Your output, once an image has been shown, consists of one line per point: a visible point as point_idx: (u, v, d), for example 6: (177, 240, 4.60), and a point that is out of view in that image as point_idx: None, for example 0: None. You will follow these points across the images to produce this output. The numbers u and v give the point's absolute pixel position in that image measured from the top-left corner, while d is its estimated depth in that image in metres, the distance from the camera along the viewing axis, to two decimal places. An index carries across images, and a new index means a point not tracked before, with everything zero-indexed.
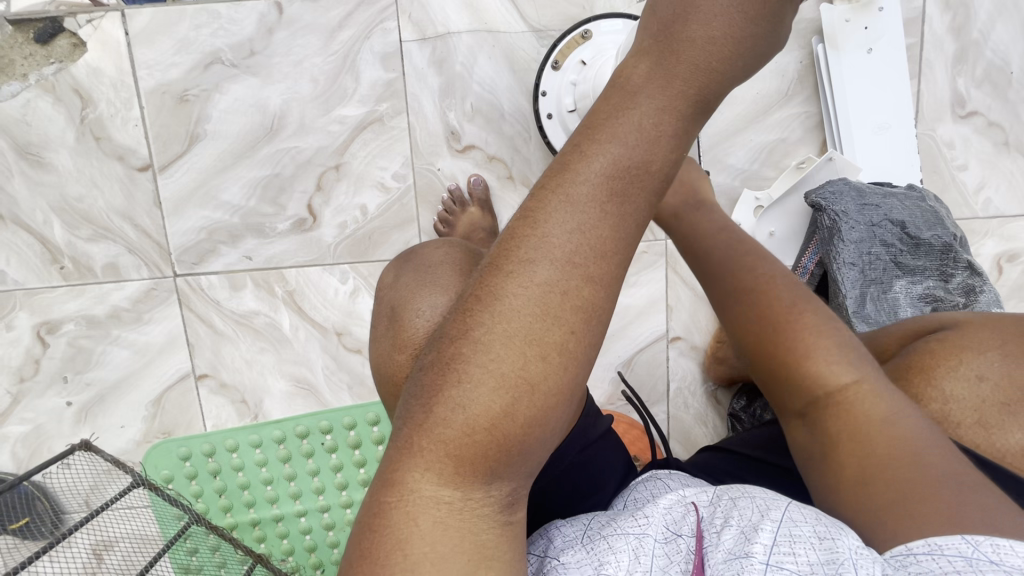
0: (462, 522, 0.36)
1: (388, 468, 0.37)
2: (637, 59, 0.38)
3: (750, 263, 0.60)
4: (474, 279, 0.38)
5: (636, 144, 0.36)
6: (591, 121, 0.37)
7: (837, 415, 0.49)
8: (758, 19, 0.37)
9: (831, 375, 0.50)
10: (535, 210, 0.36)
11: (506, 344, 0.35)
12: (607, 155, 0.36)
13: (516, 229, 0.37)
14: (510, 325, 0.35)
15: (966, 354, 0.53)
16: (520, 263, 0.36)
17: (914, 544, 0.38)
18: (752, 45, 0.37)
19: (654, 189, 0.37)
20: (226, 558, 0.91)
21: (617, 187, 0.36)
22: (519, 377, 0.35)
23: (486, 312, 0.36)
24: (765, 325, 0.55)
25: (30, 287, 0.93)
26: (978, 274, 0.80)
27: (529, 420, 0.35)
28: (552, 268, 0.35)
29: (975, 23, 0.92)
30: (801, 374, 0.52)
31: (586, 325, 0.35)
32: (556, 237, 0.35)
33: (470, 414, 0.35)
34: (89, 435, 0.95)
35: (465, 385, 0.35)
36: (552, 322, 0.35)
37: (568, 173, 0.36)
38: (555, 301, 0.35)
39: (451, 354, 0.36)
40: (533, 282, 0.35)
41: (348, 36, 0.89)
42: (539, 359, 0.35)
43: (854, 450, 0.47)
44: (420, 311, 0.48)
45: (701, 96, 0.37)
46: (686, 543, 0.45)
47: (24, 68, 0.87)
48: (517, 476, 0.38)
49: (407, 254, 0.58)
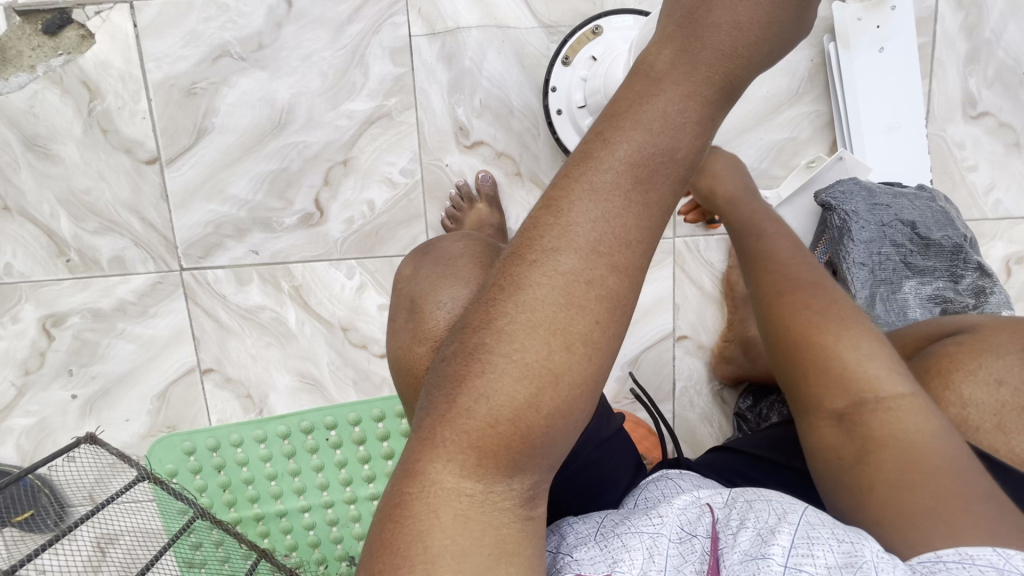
0: (484, 514, 0.36)
1: (409, 459, 0.37)
2: (660, 46, 0.37)
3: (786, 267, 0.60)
4: (497, 269, 0.38)
5: (661, 132, 0.35)
6: (614, 110, 0.37)
7: (885, 419, 0.47)
8: (783, 4, 0.36)
9: (879, 380, 0.48)
10: (559, 200, 0.36)
11: (529, 333, 0.35)
12: (632, 142, 0.35)
13: (539, 219, 0.37)
14: (534, 315, 0.35)
15: (985, 358, 0.53)
16: (544, 253, 0.35)
17: (942, 551, 0.38)
18: (777, 31, 0.37)
19: (678, 178, 0.36)
20: (229, 553, 0.91)
21: (641, 175, 0.35)
22: (543, 367, 0.34)
23: (509, 302, 0.35)
24: (809, 323, 0.52)
25: (36, 279, 0.93)
26: (988, 275, 0.80)
27: (552, 411, 0.35)
28: (577, 258, 0.35)
29: (988, 23, 0.92)
30: (846, 375, 0.49)
31: (610, 316, 0.35)
32: (579, 225, 0.35)
33: (493, 403, 0.35)
34: (93, 429, 0.95)
35: (488, 374, 0.35)
36: (577, 313, 0.35)
37: (591, 161, 0.36)
38: (579, 291, 0.35)
39: (474, 344, 0.36)
40: (557, 271, 0.35)
41: (357, 31, 0.89)
42: (563, 349, 0.35)
43: (899, 456, 0.45)
44: (440, 302, 0.48)
45: (726, 82, 0.37)
46: (701, 544, 0.44)
47: (32, 60, 0.87)
48: (539, 468, 0.37)
49: (425, 247, 0.58)
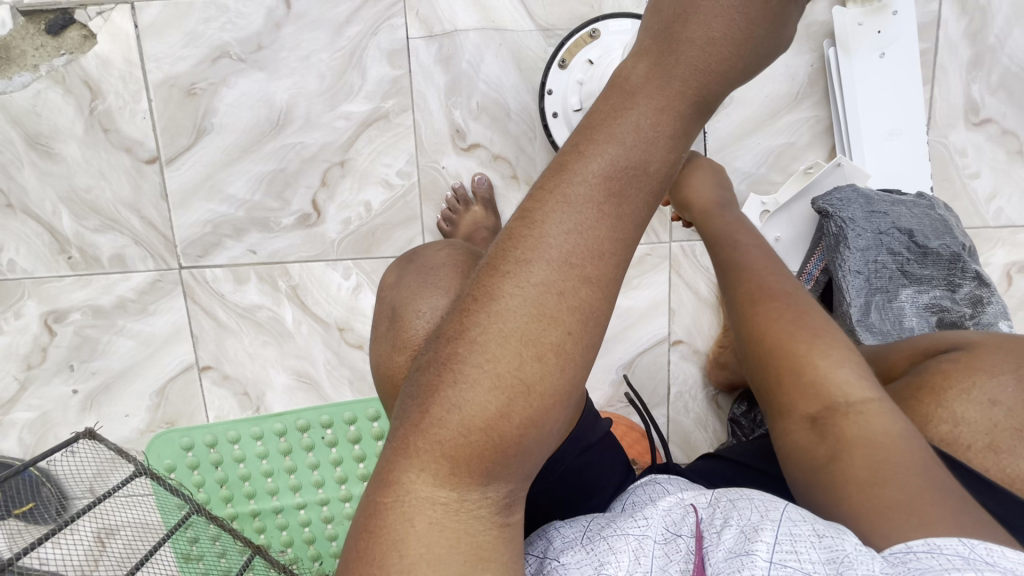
0: (458, 521, 0.36)
1: (385, 468, 0.38)
2: (636, 59, 0.37)
3: (762, 275, 0.59)
4: (471, 280, 0.38)
5: (634, 145, 0.35)
6: (590, 122, 0.37)
7: (852, 420, 0.47)
8: (760, 19, 0.36)
9: (841, 383, 0.49)
10: (533, 211, 0.36)
11: (501, 344, 0.35)
12: (605, 155, 0.35)
13: (514, 230, 0.37)
14: (505, 326, 0.35)
15: (979, 378, 0.52)
16: (516, 265, 0.36)
17: (913, 542, 0.37)
18: (752, 47, 0.37)
19: (652, 190, 0.36)
20: (226, 548, 0.92)
21: (615, 187, 0.35)
22: (514, 378, 0.35)
23: (482, 313, 0.36)
24: (783, 329, 0.53)
25: (38, 276, 0.94)
26: (986, 285, 0.79)
27: (525, 422, 0.35)
28: (549, 269, 0.35)
29: (992, 28, 0.90)
30: (812, 378, 0.51)
31: (583, 326, 0.35)
32: (553, 237, 0.35)
33: (465, 413, 0.35)
34: (93, 424, 0.97)
35: (460, 385, 0.35)
36: (549, 324, 0.35)
37: (565, 173, 0.36)
38: (551, 302, 0.35)
39: (447, 354, 0.36)
40: (529, 283, 0.35)
41: (355, 32, 0.89)
42: (535, 360, 0.35)
43: (867, 452, 0.45)
44: (421, 312, 0.49)
45: (701, 96, 0.37)
46: (686, 543, 0.45)
47: (35, 60, 0.88)
48: (514, 477, 0.38)
49: (409, 255, 0.59)
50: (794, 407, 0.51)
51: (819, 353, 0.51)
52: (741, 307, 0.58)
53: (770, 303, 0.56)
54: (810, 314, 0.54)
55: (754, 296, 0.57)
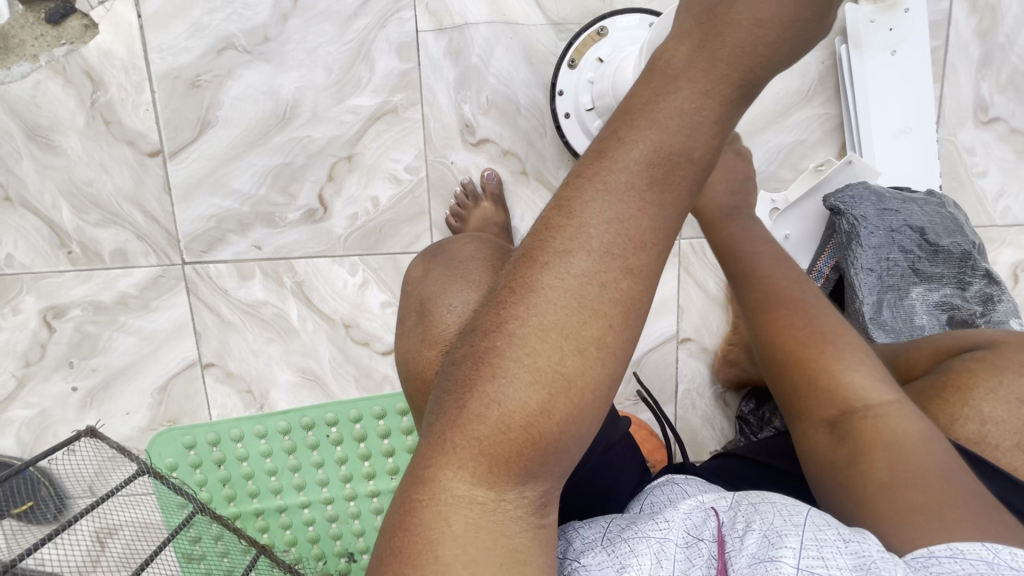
0: (495, 521, 0.35)
1: (419, 464, 0.37)
2: (678, 41, 0.37)
3: (786, 281, 0.60)
4: (508, 272, 0.37)
5: (677, 131, 0.35)
6: (629, 107, 0.36)
7: (875, 424, 0.48)
8: (807, 2, 0.35)
9: (867, 390, 0.50)
10: (572, 200, 0.35)
11: (541, 337, 0.34)
12: (647, 142, 0.34)
13: (552, 219, 0.36)
14: (545, 319, 0.34)
15: (1007, 375, 0.52)
16: (555, 255, 0.35)
17: (935, 547, 0.38)
18: (801, 29, 0.36)
19: (695, 178, 0.36)
20: (229, 547, 0.90)
21: (657, 175, 0.34)
22: (555, 372, 0.34)
23: (522, 306, 0.35)
24: (805, 336, 0.54)
25: (37, 271, 0.92)
26: (996, 283, 0.79)
27: (565, 417, 0.34)
28: (590, 260, 0.34)
29: (1002, 27, 0.91)
30: (837, 385, 0.51)
31: (624, 319, 0.35)
32: (593, 226, 0.34)
33: (505, 408, 0.34)
34: (94, 422, 0.95)
35: (499, 379, 0.34)
36: (589, 317, 0.34)
37: (606, 160, 0.35)
38: (592, 294, 0.34)
39: (484, 348, 0.35)
40: (570, 274, 0.34)
41: (363, 25, 0.88)
42: (576, 354, 0.34)
43: (889, 455, 0.46)
44: (450, 306, 0.47)
45: (745, 81, 0.36)
46: (708, 548, 0.44)
47: (34, 49, 0.86)
48: (551, 475, 0.37)
49: (435, 247, 0.57)
50: (813, 412, 0.52)
51: (833, 356, 0.53)
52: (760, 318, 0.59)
53: (788, 309, 0.57)
54: (837, 328, 0.55)
55: (776, 300, 0.59)
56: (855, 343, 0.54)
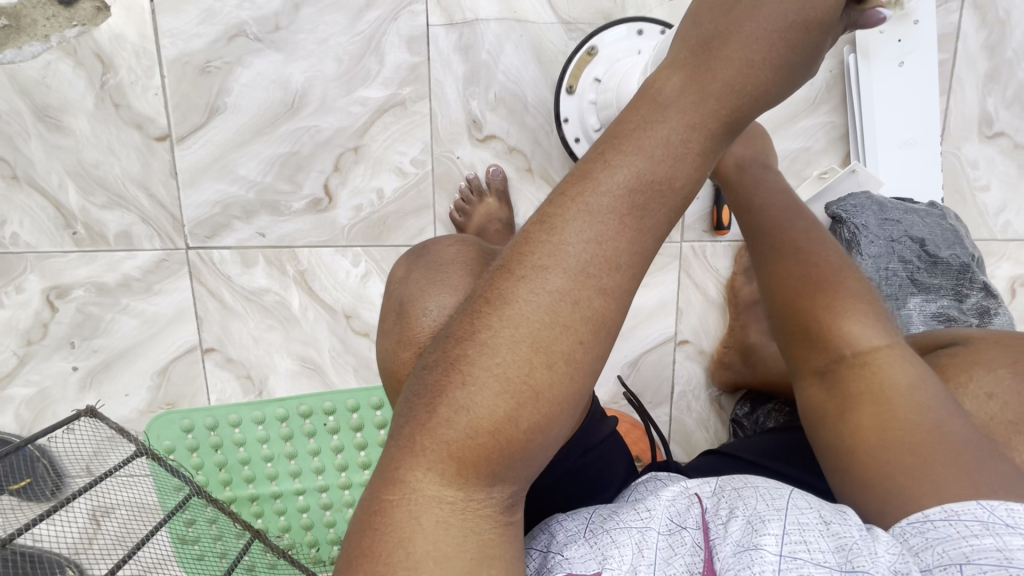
0: (466, 519, 0.35)
1: (388, 465, 0.36)
2: (670, 71, 0.37)
3: (789, 234, 0.59)
4: (485, 280, 0.37)
5: (662, 159, 0.35)
6: (617, 131, 0.37)
7: (862, 373, 0.49)
8: (799, 49, 0.37)
9: (858, 335, 0.50)
10: (553, 216, 0.36)
11: (512, 350, 0.34)
12: (630, 168, 0.35)
13: (531, 233, 0.36)
14: (517, 331, 0.34)
15: (976, 371, 0.53)
16: (532, 269, 0.35)
17: (930, 511, 0.40)
18: (787, 74, 0.37)
19: (674, 207, 0.36)
20: (223, 530, 0.91)
21: (638, 201, 0.35)
22: (524, 384, 0.34)
23: (495, 316, 0.35)
24: (797, 287, 0.54)
25: (42, 250, 0.93)
26: (993, 296, 0.80)
27: (531, 428, 0.34)
28: (565, 278, 0.34)
29: (1009, 43, 0.91)
30: (829, 333, 0.52)
31: (594, 336, 0.35)
32: (570, 245, 0.35)
33: (473, 416, 0.34)
34: (93, 402, 0.96)
35: (468, 387, 0.34)
36: (561, 332, 0.34)
37: (589, 181, 0.35)
38: (565, 310, 0.34)
39: (456, 355, 0.35)
40: (544, 289, 0.34)
41: (374, 17, 0.88)
42: (545, 368, 0.34)
43: (873, 405, 0.47)
44: (428, 309, 0.47)
45: (733, 117, 0.36)
46: (691, 536, 0.45)
47: (46, 30, 0.86)
48: (516, 479, 0.37)
49: (420, 249, 0.57)
50: (806, 363, 0.54)
51: (832, 306, 0.52)
52: (768, 273, 0.57)
53: (796, 260, 0.56)
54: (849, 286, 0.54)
55: (780, 250, 0.58)
56: (865, 294, 0.53)
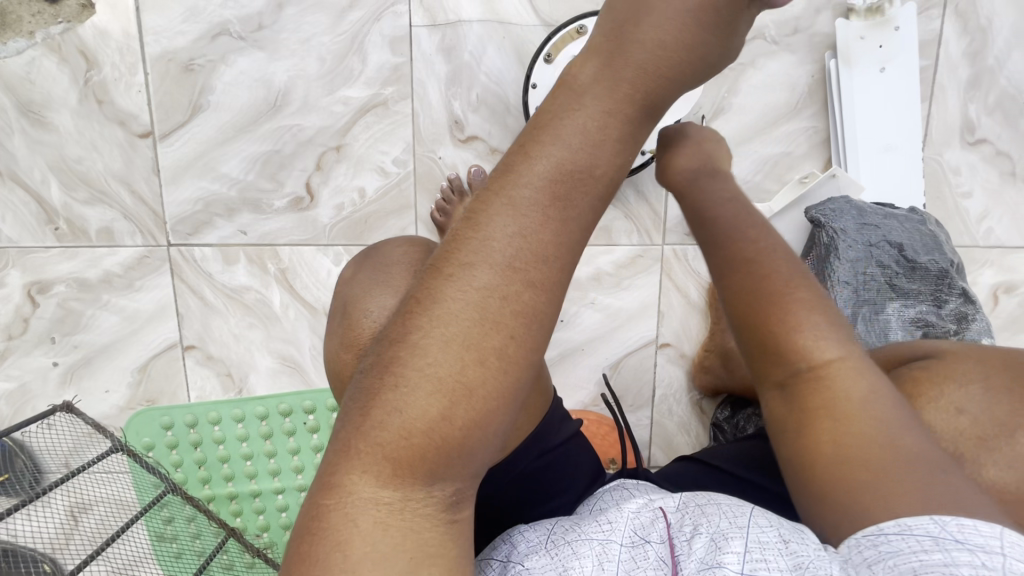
0: (404, 520, 0.35)
1: (327, 471, 0.36)
2: (587, 58, 0.39)
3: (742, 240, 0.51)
4: (416, 281, 0.37)
5: (579, 147, 0.36)
6: (538, 122, 0.37)
7: (818, 390, 0.45)
8: (711, 27, 0.39)
9: (812, 348, 0.46)
10: (478, 214, 0.36)
11: (443, 348, 0.34)
12: (549, 158, 0.35)
13: (460, 233, 0.36)
14: (448, 329, 0.34)
15: (947, 386, 0.52)
16: (460, 267, 0.35)
17: (883, 524, 0.38)
18: (700, 56, 0.39)
19: (598, 195, 0.37)
20: (200, 529, 0.89)
21: (560, 191, 0.35)
22: (455, 381, 0.34)
23: (424, 316, 0.35)
24: (752, 295, 0.49)
25: (24, 245, 0.93)
26: (971, 302, 0.80)
27: (467, 423, 0.34)
28: (491, 274, 0.34)
29: (991, 50, 0.91)
30: (785, 346, 0.47)
31: (526, 330, 0.35)
32: (497, 241, 0.35)
33: (406, 416, 0.34)
34: (72, 398, 0.95)
35: (401, 388, 0.34)
36: (491, 328, 0.34)
37: (509, 177, 0.36)
38: (494, 306, 0.34)
39: (389, 356, 0.35)
40: (471, 287, 0.34)
41: (357, 17, 0.89)
42: (477, 364, 0.34)
43: (833, 422, 0.43)
44: (370, 312, 0.47)
45: (648, 100, 0.38)
46: (655, 550, 0.45)
47: (31, 26, 0.87)
48: (461, 477, 0.36)
49: (368, 252, 0.58)
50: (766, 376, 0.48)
51: (791, 322, 0.47)
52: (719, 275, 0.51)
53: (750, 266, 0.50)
54: (797, 279, 0.49)
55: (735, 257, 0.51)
56: (819, 300, 0.48)
